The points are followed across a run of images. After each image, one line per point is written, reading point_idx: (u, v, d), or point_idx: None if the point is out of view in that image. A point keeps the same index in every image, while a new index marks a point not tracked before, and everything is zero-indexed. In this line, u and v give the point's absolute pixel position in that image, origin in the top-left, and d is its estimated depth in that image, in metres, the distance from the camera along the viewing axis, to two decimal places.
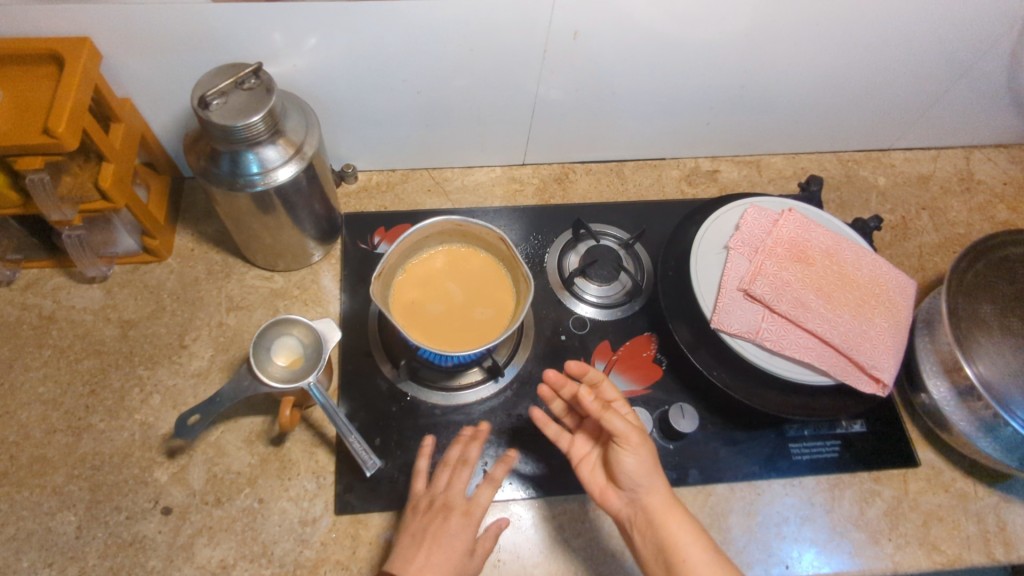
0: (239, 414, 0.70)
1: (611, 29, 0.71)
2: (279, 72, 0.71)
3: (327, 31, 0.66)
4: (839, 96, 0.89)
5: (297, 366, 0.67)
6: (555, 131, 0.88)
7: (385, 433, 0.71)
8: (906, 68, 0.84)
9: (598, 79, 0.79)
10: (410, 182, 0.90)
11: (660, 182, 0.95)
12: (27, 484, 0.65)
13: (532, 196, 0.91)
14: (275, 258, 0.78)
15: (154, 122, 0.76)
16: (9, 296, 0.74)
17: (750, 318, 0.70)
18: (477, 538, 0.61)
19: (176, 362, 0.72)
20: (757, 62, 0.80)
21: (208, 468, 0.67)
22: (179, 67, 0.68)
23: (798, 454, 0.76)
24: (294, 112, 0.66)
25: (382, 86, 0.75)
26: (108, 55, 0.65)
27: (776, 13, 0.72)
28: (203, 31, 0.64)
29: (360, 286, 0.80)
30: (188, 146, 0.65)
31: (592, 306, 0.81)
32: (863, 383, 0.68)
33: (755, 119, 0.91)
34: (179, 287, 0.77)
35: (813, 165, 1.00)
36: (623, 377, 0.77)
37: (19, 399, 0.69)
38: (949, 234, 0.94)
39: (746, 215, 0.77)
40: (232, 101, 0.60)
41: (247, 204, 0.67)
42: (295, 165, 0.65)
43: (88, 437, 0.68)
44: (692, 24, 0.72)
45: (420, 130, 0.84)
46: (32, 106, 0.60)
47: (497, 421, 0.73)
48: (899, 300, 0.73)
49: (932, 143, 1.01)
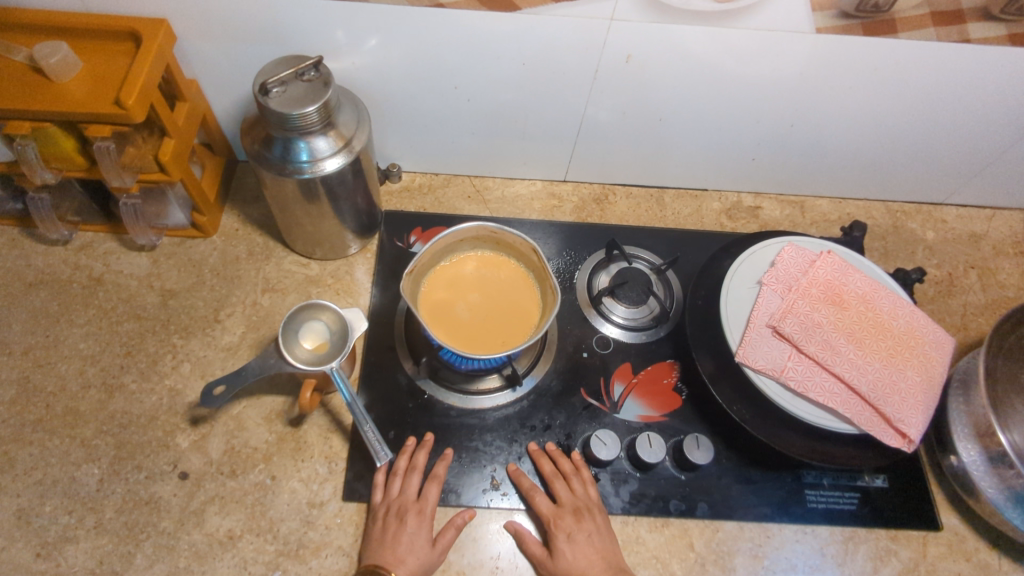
0: (263, 391, 0.72)
1: (664, 56, 0.72)
2: (338, 68, 0.74)
3: (388, 33, 0.68)
4: (892, 143, 0.87)
5: (323, 350, 0.68)
6: (600, 152, 0.89)
7: (400, 426, 0.73)
8: (965, 122, 0.82)
9: (647, 105, 0.80)
10: (452, 187, 0.92)
11: (700, 213, 0.95)
12: (58, 434, 0.67)
13: (569, 213, 0.92)
14: (313, 246, 0.80)
15: (216, 105, 0.79)
16: (64, 256, 0.78)
17: (776, 356, 0.69)
18: (439, 533, 0.65)
19: (209, 334, 0.75)
20: (810, 101, 0.79)
21: (227, 440, 0.69)
22: (245, 55, 0.72)
23: (814, 501, 0.74)
24: (347, 107, 0.68)
25: (435, 91, 0.77)
26: (182, 37, 0.69)
27: (834, 56, 0.72)
28: (271, 23, 0.67)
29: (392, 282, 0.82)
30: (244, 130, 0.68)
31: (618, 327, 0.81)
32: (888, 437, 0.66)
33: (803, 159, 0.90)
34: (220, 264, 0.80)
35: (859, 212, 0.98)
36: (641, 401, 0.77)
37: (60, 352, 0.72)
38: (996, 296, 0.91)
39: (784, 252, 0.76)
40: (290, 90, 0.63)
41: (294, 191, 0.69)
42: (342, 157, 0.67)
43: (119, 396, 0.70)
44: (745, 59, 0.72)
45: (468, 138, 0.86)
46: (109, 78, 0.65)
47: (510, 429, 0.73)
48: (933, 355, 0.71)
49: (987, 202, 0.99)
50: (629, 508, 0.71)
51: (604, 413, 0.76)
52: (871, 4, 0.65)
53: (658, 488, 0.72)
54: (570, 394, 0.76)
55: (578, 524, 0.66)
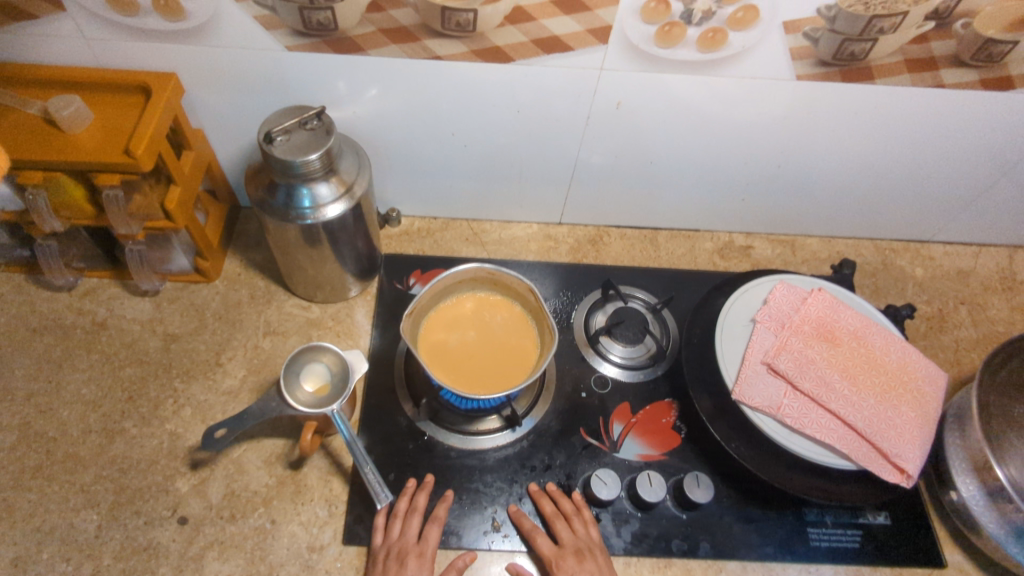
0: (263, 435, 0.72)
1: (652, 103, 0.75)
2: (341, 117, 0.76)
3: (388, 84, 0.71)
4: (877, 183, 0.90)
5: (324, 393, 0.69)
6: (594, 196, 0.92)
7: (400, 468, 0.73)
8: (947, 162, 0.85)
9: (637, 150, 0.83)
10: (450, 230, 0.94)
11: (693, 253, 0.97)
12: (57, 480, 0.67)
13: (565, 254, 0.94)
14: (315, 289, 0.81)
15: (220, 154, 0.82)
16: (68, 301, 0.79)
17: (772, 393, 0.70)
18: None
19: (210, 378, 0.75)
20: (796, 145, 0.82)
21: (227, 484, 0.69)
22: (251, 106, 0.74)
23: (816, 539, 0.73)
24: (348, 155, 0.71)
25: (432, 139, 0.80)
26: (190, 90, 0.72)
27: (815, 101, 0.75)
28: (277, 76, 0.70)
29: (391, 323, 0.83)
30: (249, 178, 0.70)
31: (615, 366, 0.82)
32: (887, 473, 0.66)
33: (791, 200, 0.93)
34: (222, 308, 0.81)
35: (849, 250, 1.00)
36: (640, 440, 0.77)
37: (62, 398, 0.72)
38: (987, 332, 0.92)
39: (775, 290, 0.78)
40: (294, 138, 0.65)
41: (296, 236, 0.71)
42: (344, 203, 0.69)
43: (120, 440, 0.70)
44: (731, 104, 0.75)
45: (466, 183, 0.88)
46: (119, 130, 0.67)
47: (510, 470, 0.73)
48: (927, 390, 0.72)
49: (972, 239, 1.01)
50: (631, 549, 0.71)
51: (604, 452, 0.76)
52: (847, 53, 0.68)
53: (660, 528, 0.72)
54: (569, 434, 0.77)
55: (580, 564, 0.65)
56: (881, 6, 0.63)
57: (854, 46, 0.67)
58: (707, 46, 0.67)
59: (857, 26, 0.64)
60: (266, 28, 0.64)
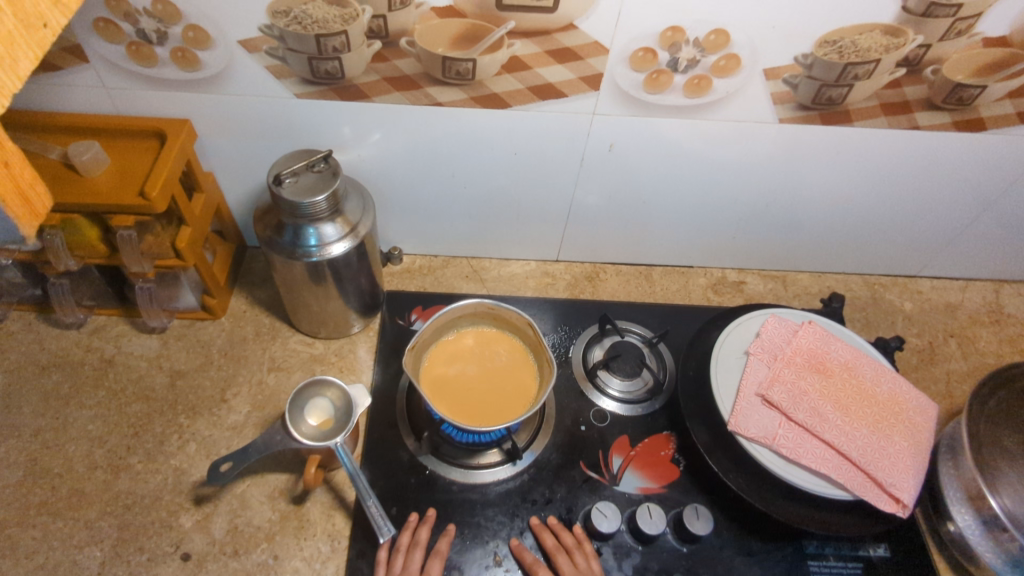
0: (267, 470, 0.73)
1: (643, 146, 0.79)
2: (346, 160, 0.80)
3: (392, 128, 0.75)
4: (862, 220, 0.93)
5: (328, 426, 0.70)
6: (589, 234, 0.95)
7: (402, 502, 0.73)
8: (928, 200, 0.89)
9: (631, 190, 0.86)
10: (450, 268, 0.97)
11: (687, 288, 0.99)
12: (62, 516, 0.68)
13: (562, 290, 0.97)
14: (319, 326, 0.83)
15: (229, 196, 0.85)
16: (77, 339, 0.81)
17: (767, 424, 0.71)
18: None
19: (215, 414, 0.77)
20: (783, 183, 0.86)
21: (231, 519, 0.69)
22: (260, 150, 0.77)
23: (817, 572, 0.74)
24: (353, 196, 0.74)
25: (434, 180, 0.83)
26: (203, 135, 0.75)
27: (798, 143, 0.78)
28: (286, 122, 0.73)
29: (393, 359, 0.84)
30: (257, 218, 0.73)
31: (614, 400, 0.84)
32: (883, 503, 0.67)
33: (781, 237, 0.96)
34: (228, 345, 0.83)
35: (839, 285, 1.03)
36: (640, 473, 0.78)
37: (68, 434, 0.73)
38: (977, 363, 0.94)
39: (767, 323, 0.80)
40: (302, 180, 0.68)
41: (302, 273, 0.73)
42: (349, 242, 0.72)
43: (125, 476, 0.71)
44: (719, 146, 0.79)
45: (466, 222, 0.91)
46: (134, 173, 0.70)
47: (512, 504, 0.74)
48: (919, 420, 0.74)
49: (958, 274, 1.04)
50: None
51: (604, 485, 0.77)
52: (825, 98, 0.72)
53: (660, 561, 0.73)
54: (569, 467, 0.78)
55: None
56: (854, 54, 0.66)
57: (831, 91, 0.71)
58: (693, 92, 0.71)
59: (833, 73, 0.68)
60: (277, 77, 0.68)
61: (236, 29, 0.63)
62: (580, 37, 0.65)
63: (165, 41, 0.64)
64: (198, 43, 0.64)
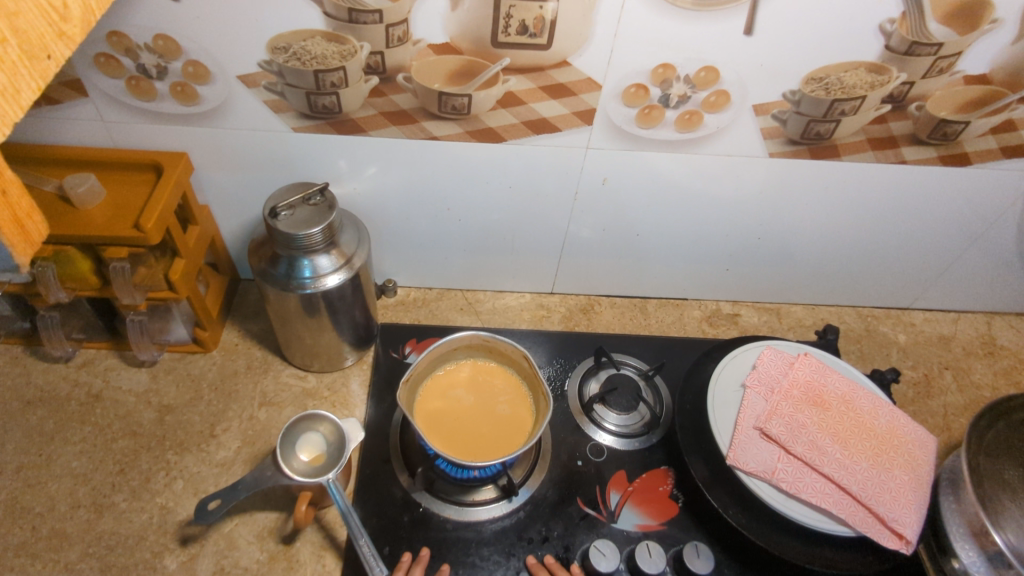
0: (256, 508, 0.71)
1: (635, 179, 0.79)
2: (342, 193, 0.80)
3: (388, 162, 0.75)
4: (854, 254, 0.94)
5: (319, 462, 0.69)
6: (583, 266, 0.95)
7: (395, 542, 0.71)
8: (917, 233, 0.90)
9: (625, 224, 0.87)
10: (445, 300, 0.97)
11: (682, 320, 0.99)
12: (41, 558, 0.65)
13: (557, 322, 0.96)
14: (311, 359, 0.82)
15: (223, 228, 0.85)
16: (65, 373, 0.80)
17: (765, 458, 0.70)
18: None
19: (203, 450, 0.75)
20: (774, 217, 0.86)
21: (217, 560, 0.67)
22: (256, 183, 0.78)
23: None
24: (349, 228, 0.74)
25: (429, 214, 0.84)
26: (199, 169, 0.75)
27: (788, 177, 0.79)
28: (282, 156, 0.74)
29: (386, 392, 0.83)
30: (252, 251, 0.73)
31: (611, 434, 0.82)
32: (886, 538, 0.66)
33: (773, 269, 0.97)
34: (219, 379, 0.82)
35: (833, 317, 1.03)
36: (638, 510, 0.77)
37: (52, 472, 0.71)
38: (974, 396, 0.94)
39: (763, 355, 0.80)
40: (298, 213, 0.68)
41: (296, 305, 0.72)
42: (343, 274, 0.72)
43: (108, 515, 0.69)
44: (711, 181, 0.80)
45: (461, 255, 0.91)
46: (130, 205, 0.70)
47: (508, 542, 0.72)
48: (918, 454, 0.73)
49: (951, 306, 1.05)
50: None
51: (602, 522, 0.75)
52: (813, 133, 0.73)
53: None
54: (566, 504, 0.76)
55: None
56: (840, 91, 0.68)
57: (819, 126, 0.72)
58: (684, 126, 0.72)
59: (820, 108, 0.70)
60: (275, 111, 0.68)
61: (234, 64, 0.64)
62: (573, 73, 0.66)
63: (165, 76, 0.64)
64: (197, 78, 0.65)
